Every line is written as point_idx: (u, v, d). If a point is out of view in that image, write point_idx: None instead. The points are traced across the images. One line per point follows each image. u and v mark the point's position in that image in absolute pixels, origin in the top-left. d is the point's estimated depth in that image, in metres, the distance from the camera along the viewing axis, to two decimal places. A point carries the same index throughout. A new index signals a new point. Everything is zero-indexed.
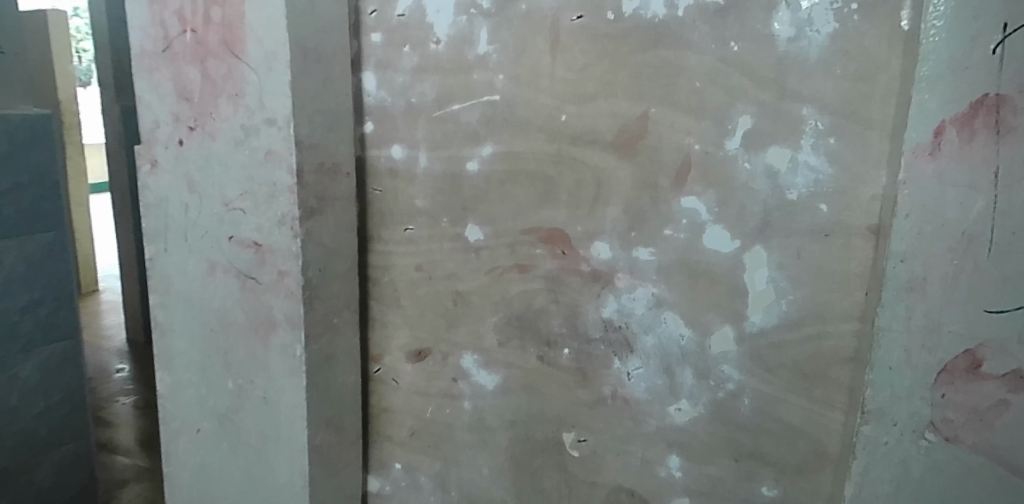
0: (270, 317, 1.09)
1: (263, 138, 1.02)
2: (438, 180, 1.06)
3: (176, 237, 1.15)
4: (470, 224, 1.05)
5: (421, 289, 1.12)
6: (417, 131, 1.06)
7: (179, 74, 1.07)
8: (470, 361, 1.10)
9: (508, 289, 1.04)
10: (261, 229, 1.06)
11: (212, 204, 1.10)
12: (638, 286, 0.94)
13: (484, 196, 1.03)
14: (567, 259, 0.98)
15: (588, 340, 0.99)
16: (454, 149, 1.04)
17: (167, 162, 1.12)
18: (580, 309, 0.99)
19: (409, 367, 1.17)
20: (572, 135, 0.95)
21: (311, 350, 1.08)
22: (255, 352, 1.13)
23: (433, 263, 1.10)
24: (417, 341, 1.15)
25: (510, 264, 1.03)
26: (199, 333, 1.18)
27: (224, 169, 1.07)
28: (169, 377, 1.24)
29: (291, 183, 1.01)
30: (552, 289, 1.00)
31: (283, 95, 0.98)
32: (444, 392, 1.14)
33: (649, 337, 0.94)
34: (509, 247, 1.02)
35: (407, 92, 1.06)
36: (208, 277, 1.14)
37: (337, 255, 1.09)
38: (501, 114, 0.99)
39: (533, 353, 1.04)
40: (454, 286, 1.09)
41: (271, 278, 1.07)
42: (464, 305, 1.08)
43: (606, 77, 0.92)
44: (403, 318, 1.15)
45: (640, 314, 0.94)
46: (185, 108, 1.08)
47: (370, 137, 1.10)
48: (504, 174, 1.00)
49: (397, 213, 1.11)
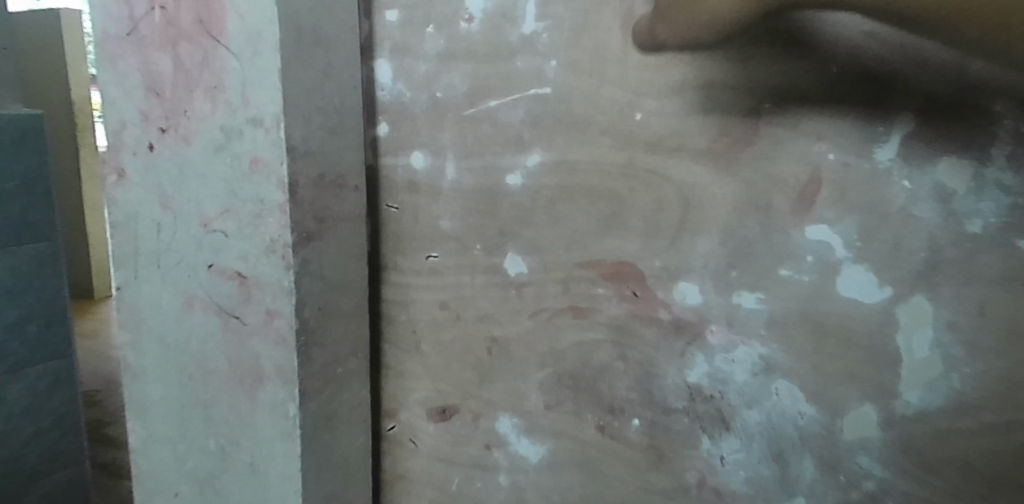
0: (257, 366, 0.87)
1: (247, 143, 0.79)
2: (469, 197, 0.82)
3: (148, 262, 0.94)
4: (511, 253, 0.81)
5: (447, 332, 0.88)
6: (443, 134, 0.83)
7: (147, 62, 0.85)
8: (508, 426, 0.87)
9: (560, 339, 0.80)
10: (245, 256, 0.84)
11: (188, 224, 0.88)
12: (738, 344, 0.70)
13: (529, 218, 0.79)
14: (639, 304, 0.75)
15: (667, 412, 0.75)
16: (489, 158, 0.80)
17: (135, 172, 0.91)
18: (656, 369, 0.75)
19: (431, 427, 0.93)
20: (650, 142, 0.71)
21: (308, 410, 0.85)
22: (238, 407, 0.90)
23: (462, 301, 0.86)
24: (441, 397, 0.91)
25: (563, 306, 0.79)
26: (175, 379, 0.96)
27: (201, 181, 0.85)
28: (143, 429, 1.03)
29: (282, 200, 0.78)
30: (617, 342, 0.77)
31: (271, 88, 0.76)
32: (474, 461, 0.90)
33: (753, 412, 0.71)
34: (561, 284, 0.79)
35: (431, 85, 0.82)
36: (185, 314, 0.92)
37: (341, 289, 0.87)
38: (552, 113, 0.76)
39: (591, 420, 0.81)
40: (489, 330, 0.85)
41: (258, 318, 0.85)
42: (501, 355, 0.85)
43: (697, 62, 0.68)
44: (423, 368, 0.92)
45: (741, 381, 0.71)
46: (154, 105, 0.86)
47: (384, 141, 0.87)
48: (556, 190, 0.77)
49: (417, 238, 0.88)
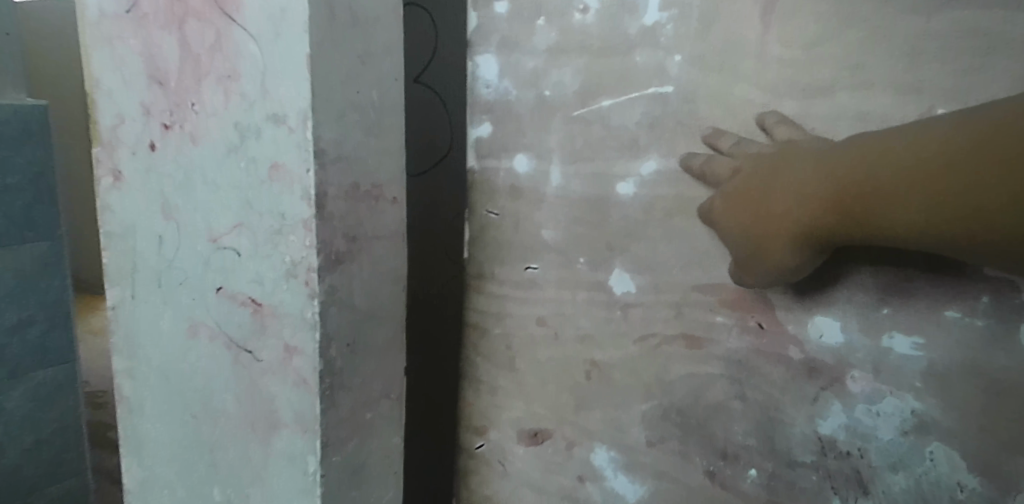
0: (272, 410, 0.73)
1: (266, 144, 0.66)
2: (576, 205, 0.77)
3: (148, 281, 0.80)
4: (616, 270, 0.76)
5: (544, 351, 0.83)
6: (545, 135, 0.78)
7: (149, 45, 0.72)
8: (603, 459, 0.81)
9: (669, 369, 0.75)
10: (261, 281, 0.70)
11: (194, 238, 0.74)
12: (886, 395, 0.64)
13: (639, 233, 0.74)
14: (763, 338, 0.69)
15: (791, 464, 0.69)
16: (598, 162, 0.75)
17: (134, 174, 0.77)
18: (780, 415, 0.69)
19: (521, 451, 0.87)
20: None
21: (331, 464, 0.71)
22: (249, 457, 0.76)
23: (563, 318, 0.81)
24: (534, 419, 0.85)
25: (675, 332, 0.74)
26: (175, 418, 0.83)
27: (210, 190, 0.71)
28: (140, 470, 0.89)
29: (308, 216, 0.64)
30: (738, 380, 0.71)
31: (296, 79, 0.62)
32: (563, 493, 0.85)
33: (899, 477, 0.64)
34: (674, 309, 0.73)
35: (538, 82, 0.77)
36: (189, 343, 0.78)
37: (374, 321, 0.73)
38: (672, 114, 0.70)
39: (703, 462, 0.74)
40: (589, 352, 0.80)
41: (274, 355, 0.71)
42: (600, 381, 0.79)
43: (860, 57, 0.62)
44: (517, 386, 0.85)
45: (887, 439, 0.65)
46: (157, 96, 0.72)
47: (483, 142, 0.82)
48: (670, 202, 0.72)
49: (518, 245, 0.82)
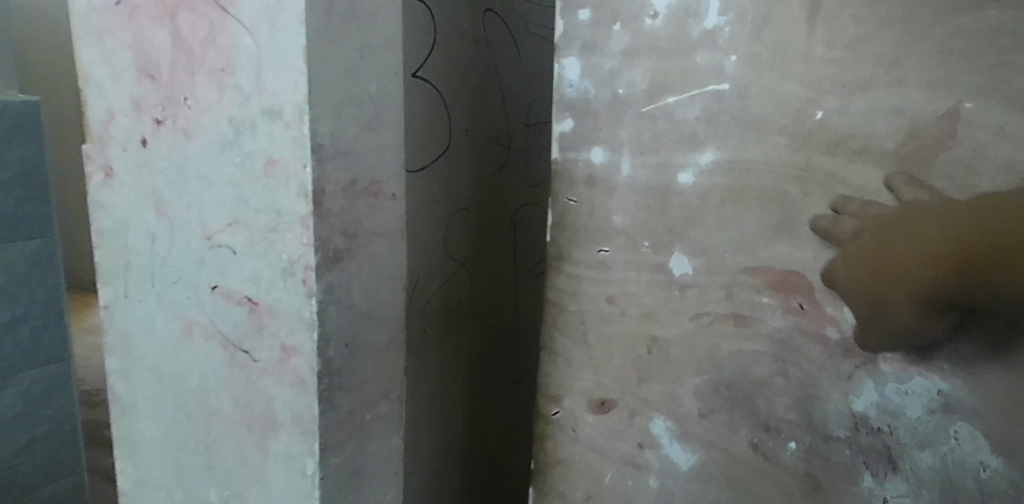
0: (269, 411, 0.71)
1: (262, 140, 0.64)
2: (645, 195, 0.71)
3: (141, 279, 0.78)
4: (677, 253, 0.70)
5: (612, 326, 0.76)
6: (620, 131, 0.71)
7: (141, 38, 0.70)
8: (662, 428, 0.76)
9: (719, 347, 0.70)
10: (257, 279, 0.68)
11: (188, 236, 0.72)
12: (914, 375, 0.62)
13: (697, 220, 0.69)
14: (804, 318, 0.66)
15: (827, 439, 0.67)
16: (664, 155, 0.70)
17: (125, 170, 0.75)
18: (818, 393, 0.66)
19: (590, 419, 0.80)
20: (834, 142, 0.62)
21: (330, 466, 0.70)
22: (245, 458, 0.75)
23: (627, 296, 0.74)
24: (601, 388, 0.78)
25: (726, 310, 0.69)
26: (170, 419, 0.81)
27: (204, 186, 0.69)
28: (133, 470, 0.88)
29: (304, 213, 0.63)
30: (779, 356, 0.68)
31: (292, 72, 0.60)
32: (625, 461, 0.79)
33: (926, 454, 0.62)
34: (725, 289, 0.69)
35: (612, 82, 0.71)
36: (184, 343, 0.77)
37: (373, 320, 0.72)
38: (728, 110, 0.66)
39: (740, 438, 0.71)
40: (649, 328, 0.74)
41: (271, 355, 0.69)
42: (661, 356, 0.74)
43: (892, 54, 0.59)
44: (587, 358, 0.78)
45: (914, 418, 0.62)
46: (149, 90, 0.71)
47: (565, 137, 0.75)
48: (728, 190, 0.67)
49: (593, 230, 0.75)
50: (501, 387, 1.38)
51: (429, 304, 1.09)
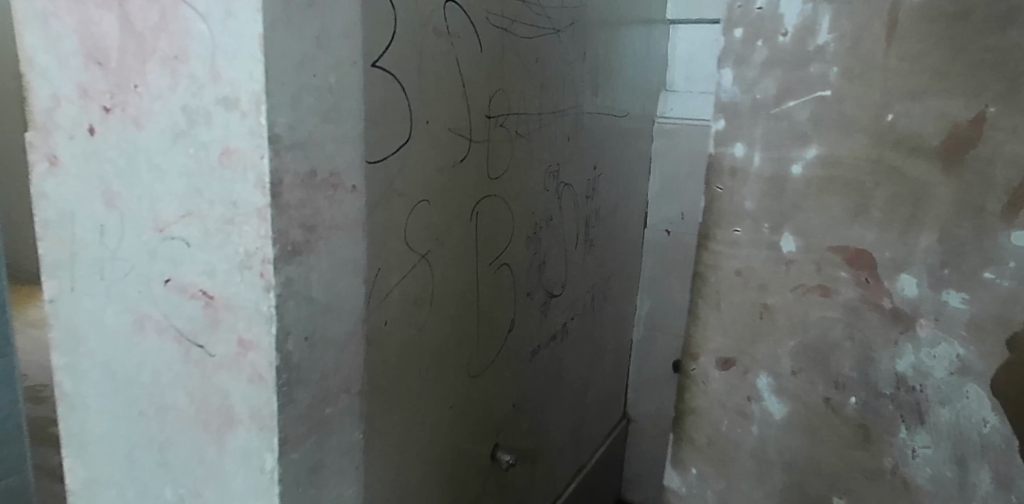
0: (225, 406, 0.70)
1: (217, 129, 0.62)
2: (771, 184, 0.85)
3: (88, 272, 0.76)
4: (785, 235, 0.86)
5: (737, 294, 0.91)
6: (753, 131, 0.85)
7: (87, 22, 0.67)
8: (765, 383, 0.92)
9: (808, 315, 0.87)
10: (212, 272, 0.67)
11: (139, 227, 0.70)
12: (941, 342, 0.79)
13: (804, 204, 0.84)
14: (868, 290, 0.82)
15: (876, 394, 0.85)
16: (783, 151, 0.84)
17: (71, 159, 0.72)
18: (874, 355, 0.84)
19: (718, 375, 0.95)
20: (897, 137, 0.78)
21: (289, 462, 0.69)
22: (202, 454, 0.74)
23: (734, 253, 0.90)
24: (727, 350, 0.94)
25: (816, 283, 0.85)
26: (121, 415, 0.79)
27: (156, 175, 0.67)
28: (83, 468, 0.85)
29: (262, 204, 0.62)
30: (850, 320, 0.84)
31: (248, 60, 0.59)
32: (736, 410, 0.95)
33: (944, 409, 0.81)
34: (818, 263, 0.85)
35: (752, 88, 0.84)
36: (136, 338, 0.75)
37: (332, 314, 0.71)
38: (833, 111, 0.80)
39: (814, 392, 0.89)
40: (762, 297, 0.89)
41: (228, 350, 0.68)
42: (771, 322, 0.89)
43: (922, 83, 0.76)
44: (717, 321, 0.93)
45: (939, 377, 0.80)
46: (97, 77, 0.68)
47: (716, 134, 0.87)
48: (821, 179, 0.83)
49: (729, 212, 0.89)
50: (462, 379, 1.38)
51: (390, 297, 1.09)
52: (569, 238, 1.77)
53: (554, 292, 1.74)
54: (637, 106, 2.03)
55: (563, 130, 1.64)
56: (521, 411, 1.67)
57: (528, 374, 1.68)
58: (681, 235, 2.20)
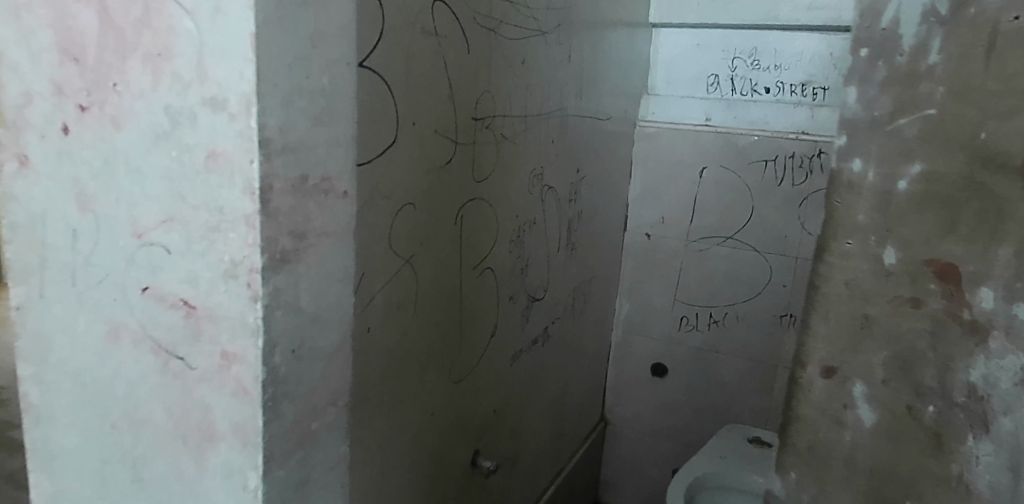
0: (206, 421, 0.67)
1: (203, 131, 0.59)
2: (880, 196, 0.73)
3: (59, 279, 0.72)
4: (887, 249, 0.74)
5: (841, 305, 0.79)
6: (868, 146, 0.73)
7: (63, 15, 0.63)
8: (860, 392, 0.79)
9: (902, 326, 0.75)
10: (195, 280, 0.63)
11: (116, 232, 0.67)
12: (1009, 355, 0.66)
13: (903, 219, 0.72)
14: (952, 303, 0.71)
15: (951, 403, 0.72)
16: (899, 170, 0.72)
17: (41, 159, 0.69)
18: (954, 362, 0.71)
19: (821, 384, 0.83)
20: (983, 147, 0.66)
21: (274, 479, 0.66)
22: (179, 470, 0.70)
23: (838, 268, 0.78)
24: (829, 356, 0.81)
25: (911, 293, 0.74)
26: (92, 428, 0.75)
27: (136, 178, 0.64)
28: (50, 483, 0.81)
29: (250, 211, 0.59)
30: (935, 333, 0.73)
31: (237, 59, 0.56)
32: (831, 419, 0.83)
33: (1007, 420, 0.67)
34: (915, 273, 0.73)
35: (870, 105, 0.72)
36: (110, 348, 0.71)
37: (319, 324, 0.68)
38: (954, 115, 0.67)
39: (898, 400, 0.77)
40: (863, 306, 0.77)
41: (210, 362, 0.65)
42: (874, 335, 0.77)
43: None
44: (826, 330, 0.81)
45: (1007, 389, 0.67)
46: (72, 73, 0.64)
47: (839, 151, 0.76)
48: (921, 194, 0.71)
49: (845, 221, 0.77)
50: (445, 385, 1.36)
51: (373, 302, 1.06)
52: (552, 242, 1.76)
53: (536, 296, 1.72)
54: (620, 110, 2.02)
55: (548, 133, 1.63)
56: (502, 416, 1.65)
57: (509, 379, 1.66)
58: (660, 239, 2.21)
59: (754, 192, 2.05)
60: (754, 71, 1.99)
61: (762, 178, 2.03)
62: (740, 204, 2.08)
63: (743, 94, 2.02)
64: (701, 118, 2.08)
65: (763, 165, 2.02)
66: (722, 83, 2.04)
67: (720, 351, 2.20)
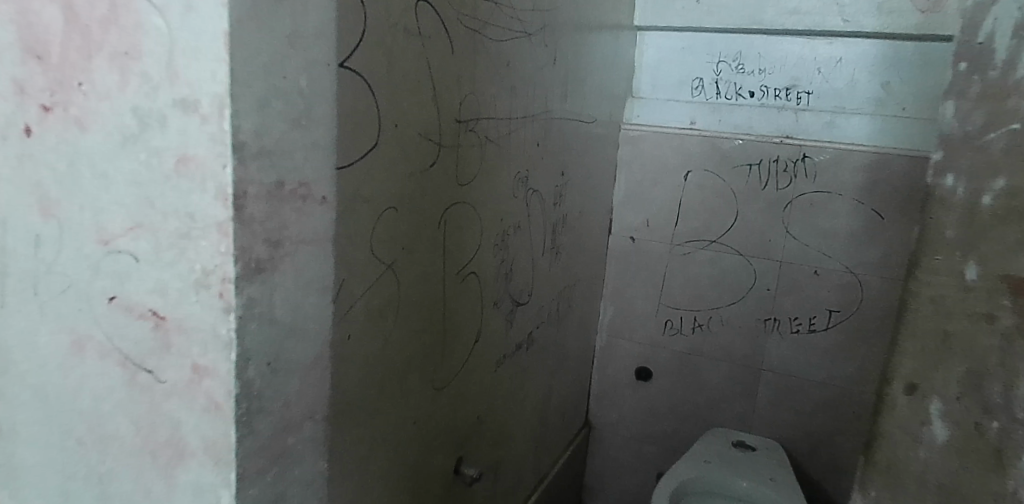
0: (176, 437, 0.64)
1: (172, 134, 0.56)
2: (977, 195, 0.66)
3: (21, 286, 0.69)
4: (970, 261, 0.66)
5: (950, 316, 0.69)
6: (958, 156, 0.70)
7: (26, 12, 0.61)
8: (937, 410, 0.69)
9: (977, 344, 0.65)
10: (164, 290, 0.61)
11: (80, 239, 0.64)
12: None
13: (1010, 223, 0.62)
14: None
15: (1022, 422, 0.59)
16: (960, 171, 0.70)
17: (2, 161, 0.66)
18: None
19: (902, 399, 0.75)
20: None
21: (249, 498, 0.63)
22: (147, 488, 0.67)
23: (953, 270, 0.69)
24: (942, 386, 0.69)
25: (986, 304, 0.64)
26: (54, 444, 0.72)
27: (102, 182, 0.61)
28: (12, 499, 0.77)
29: (222, 218, 0.56)
30: (1005, 348, 0.62)
31: (209, 58, 0.53)
32: (918, 436, 0.72)
33: None
34: (992, 283, 0.64)
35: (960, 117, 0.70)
36: (74, 359, 0.68)
37: (296, 336, 0.66)
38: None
39: (968, 417, 0.65)
40: (940, 322, 0.70)
41: (180, 375, 0.62)
42: (952, 352, 0.68)
43: None
44: (934, 346, 0.70)
45: None
46: (35, 72, 0.62)
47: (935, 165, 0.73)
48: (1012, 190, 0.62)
49: (936, 229, 0.72)
50: (428, 392, 1.33)
51: (354, 309, 1.03)
52: (536, 246, 1.74)
53: (520, 301, 1.70)
54: (605, 112, 2.01)
55: (532, 135, 1.61)
56: (485, 422, 1.63)
57: (493, 385, 1.63)
58: (645, 242, 2.20)
59: (738, 196, 2.05)
60: (739, 75, 1.99)
61: (746, 182, 2.03)
62: (724, 208, 2.07)
63: (728, 98, 2.02)
64: (686, 121, 2.07)
65: (748, 169, 2.02)
66: (707, 86, 2.04)
67: (704, 355, 2.19)
